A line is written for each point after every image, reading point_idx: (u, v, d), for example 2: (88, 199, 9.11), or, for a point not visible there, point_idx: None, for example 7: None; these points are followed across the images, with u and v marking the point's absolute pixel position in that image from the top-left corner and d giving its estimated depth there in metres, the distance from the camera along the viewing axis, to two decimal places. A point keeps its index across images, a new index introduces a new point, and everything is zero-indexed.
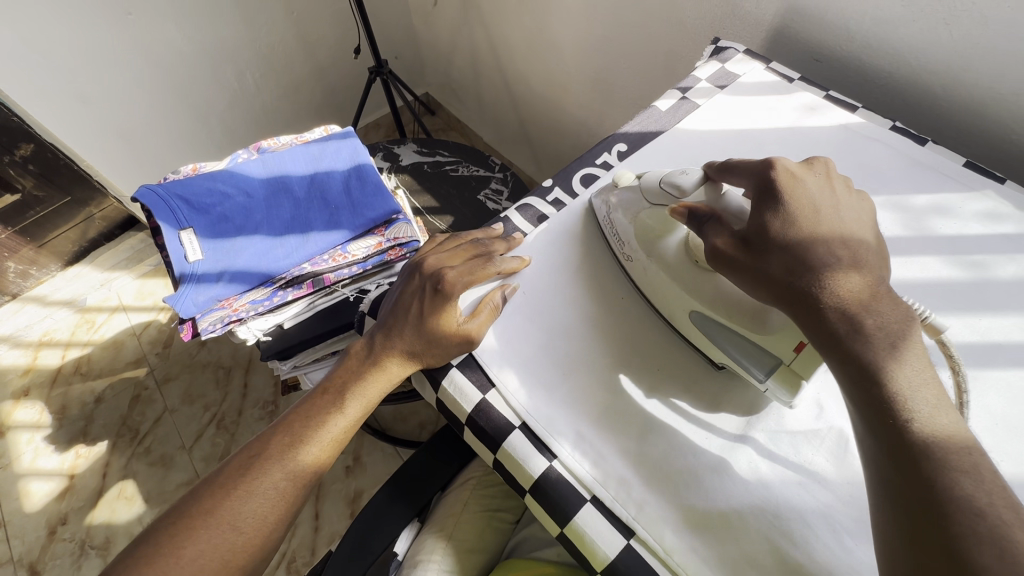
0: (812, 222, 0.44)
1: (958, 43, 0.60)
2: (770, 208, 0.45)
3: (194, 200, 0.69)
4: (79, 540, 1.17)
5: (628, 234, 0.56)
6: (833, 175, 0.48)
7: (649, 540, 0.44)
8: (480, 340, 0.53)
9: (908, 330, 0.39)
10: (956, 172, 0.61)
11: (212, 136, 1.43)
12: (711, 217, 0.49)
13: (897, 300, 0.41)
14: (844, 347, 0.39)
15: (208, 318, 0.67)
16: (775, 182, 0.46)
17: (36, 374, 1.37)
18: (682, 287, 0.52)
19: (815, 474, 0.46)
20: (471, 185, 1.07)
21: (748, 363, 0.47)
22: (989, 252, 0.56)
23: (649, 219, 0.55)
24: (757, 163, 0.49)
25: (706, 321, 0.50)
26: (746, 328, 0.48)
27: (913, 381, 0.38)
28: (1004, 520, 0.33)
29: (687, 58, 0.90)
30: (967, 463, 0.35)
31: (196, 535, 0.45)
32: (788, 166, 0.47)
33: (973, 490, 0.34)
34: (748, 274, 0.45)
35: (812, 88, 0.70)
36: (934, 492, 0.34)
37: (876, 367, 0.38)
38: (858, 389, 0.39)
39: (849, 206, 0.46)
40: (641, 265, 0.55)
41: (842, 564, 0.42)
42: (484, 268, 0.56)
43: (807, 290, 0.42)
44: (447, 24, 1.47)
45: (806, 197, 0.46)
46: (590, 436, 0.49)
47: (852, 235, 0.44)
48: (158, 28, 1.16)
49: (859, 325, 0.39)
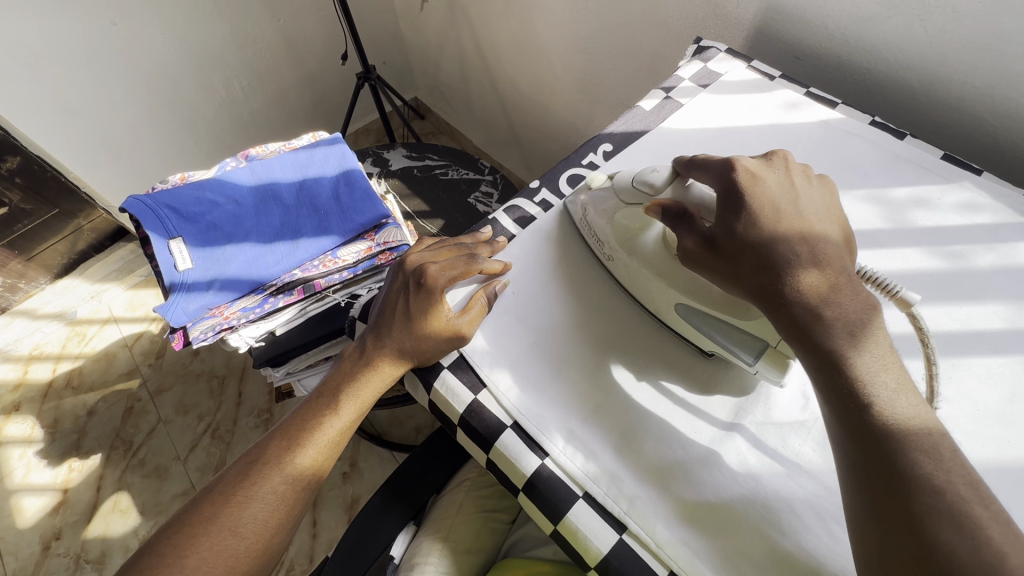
0: (775, 217, 0.45)
1: (933, 38, 0.61)
2: (733, 209, 0.45)
3: (183, 209, 0.70)
4: (73, 555, 1.16)
5: (605, 234, 0.57)
6: (792, 168, 0.49)
7: (642, 534, 0.44)
8: (469, 337, 0.54)
9: (869, 317, 0.40)
10: (934, 164, 0.62)
11: (200, 144, 1.43)
12: (683, 214, 0.49)
13: (859, 289, 0.42)
14: (808, 335, 0.41)
15: (198, 327, 0.67)
16: (737, 182, 0.46)
17: (26, 389, 1.36)
18: (663, 280, 0.52)
19: (803, 466, 0.46)
20: (461, 189, 1.07)
21: (734, 346, 0.48)
22: (968, 243, 0.57)
23: (626, 219, 0.55)
24: (718, 163, 0.49)
25: (692, 312, 0.51)
26: (730, 314, 0.49)
27: (872, 367, 0.39)
28: (962, 496, 0.34)
29: (671, 58, 0.91)
30: (926, 443, 0.36)
31: (199, 543, 0.45)
32: (748, 164, 0.47)
33: (931, 468, 0.35)
34: (719, 275, 0.46)
35: (793, 86, 0.71)
36: (893, 469, 0.36)
37: (837, 354, 0.39)
38: (824, 376, 0.40)
39: (809, 199, 0.47)
40: (621, 263, 0.56)
41: (829, 553, 0.42)
42: (467, 264, 0.56)
43: (772, 280, 0.42)
44: (434, 28, 1.48)
45: (768, 194, 0.46)
46: (579, 432, 0.49)
47: (813, 231, 0.44)
48: (145, 38, 1.17)
49: (819, 313, 0.41)
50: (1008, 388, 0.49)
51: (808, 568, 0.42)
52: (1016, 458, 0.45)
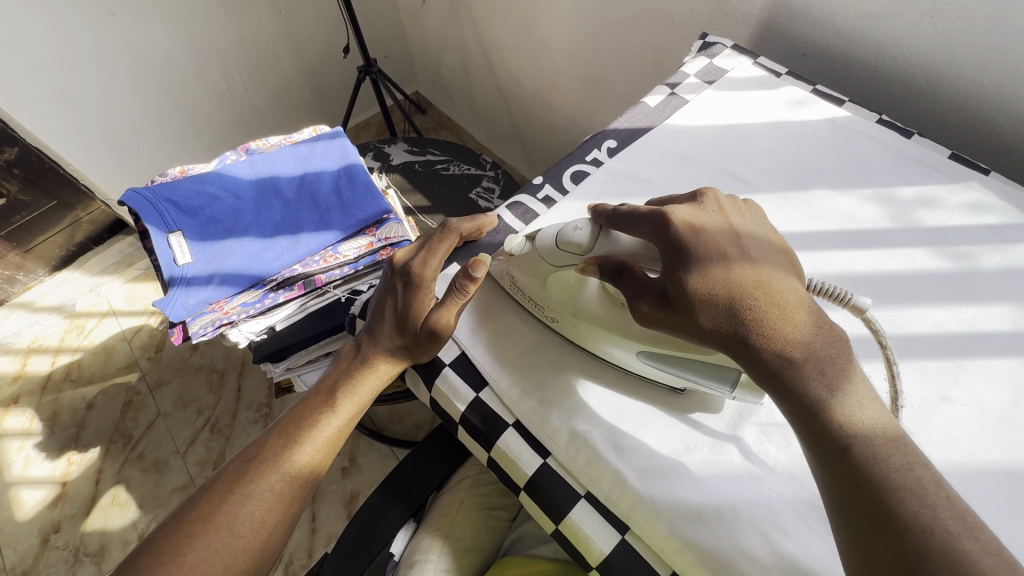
0: (726, 261, 0.42)
1: (943, 36, 0.61)
2: (683, 264, 0.42)
3: (182, 203, 0.69)
4: (72, 548, 1.16)
5: (543, 298, 0.53)
6: (725, 207, 0.47)
7: (643, 536, 0.45)
8: (450, 327, 0.52)
9: (837, 352, 0.39)
10: (942, 164, 0.61)
11: (200, 137, 1.42)
12: (622, 268, 0.46)
13: (821, 320, 0.40)
14: (780, 381, 0.39)
15: (198, 322, 0.66)
16: (676, 237, 0.43)
17: (25, 381, 1.35)
18: (616, 333, 0.50)
19: (809, 465, 0.46)
20: (462, 184, 1.07)
21: (711, 381, 0.47)
22: (975, 244, 0.57)
23: (560, 280, 0.51)
24: (647, 214, 0.46)
25: (655, 358, 0.49)
26: (688, 352, 0.46)
27: (847, 405, 0.37)
28: (950, 531, 0.33)
29: (676, 53, 0.90)
30: (909, 480, 0.35)
31: (195, 542, 0.45)
32: (682, 214, 0.45)
33: (917, 507, 0.34)
34: (682, 330, 0.42)
35: (800, 83, 0.70)
36: (878, 508, 0.34)
37: (809, 396, 0.38)
38: (800, 421, 0.38)
39: (750, 234, 0.45)
40: (568, 324, 0.52)
41: (830, 555, 0.42)
42: (445, 240, 0.56)
43: (736, 328, 0.40)
44: (436, 22, 1.46)
45: (711, 240, 0.43)
46: (583, 433, 0.49)
47: (765, 264, 0.43)
48: (147, 29, 1.16)
49: (789, 354, 0.39)
50: (1014, 390, 0.48)
51: (808, 570, 0.42)
52: (1021, 460, 0.45)
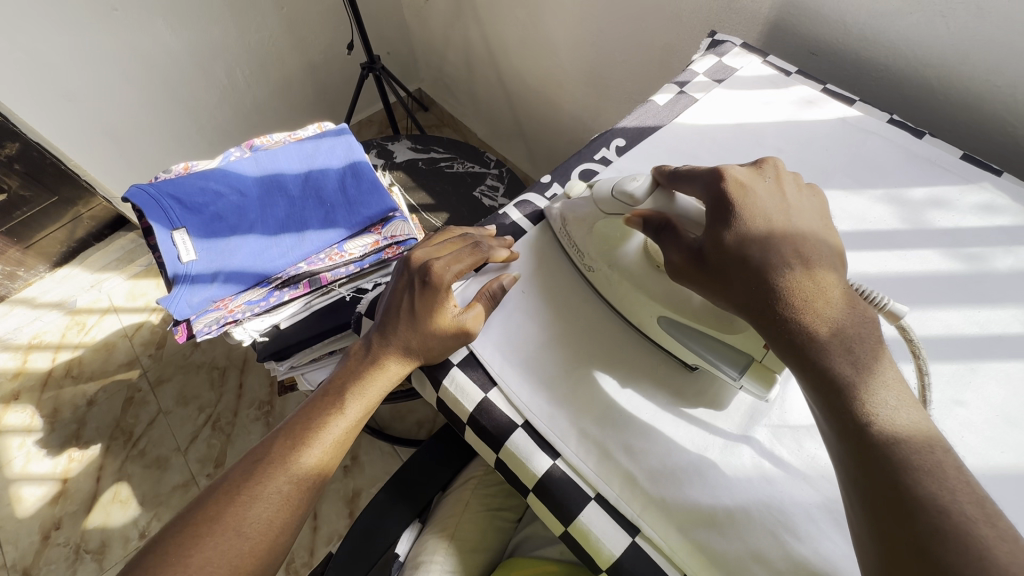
0: (768, 226, 0.44)
1: (955, 34, 0.60)
2: (723, 220, 0.44)
3: (186, 200, 0.68)
4: (73, 545, 1.16)
5: (586, 246, 0.55)
6: (783, 176, 0.48)
7: (655, 538, 0.45)
8: (474, 333, 0.53)
9: (865, 332, 0.39)
10: (953, 164, 0.61)
11: (201, 132, 1.41)
12: (665, 225, 0.47)
13: (855, 301, 0.40)
14: (802, 354, 0.39)
15: (203, 319, 0.65)
16: (725, 192, 0.45)
17: (26, 378, 1.35)
18: (646, 295, 0.51)
19: (821, 470, 0.45)
20: (467, 182, 1.06)
21: (718, 360, 0.47)
22: (988, 245, 0.56)
23: (607, 229, 0.54)
24: (706, 172, 0.48)
25: (675, 326, 0.50)
26: (716, 330, 0.48)
27: (871, 382, 0.37)
28: (968, 515, 0.32)
29: (683, 53, 0.90)
30: (928, 462, 0.34)
31: (202, 543, 0.44)
32: (737, 174, 0.47)
33: (936, 489, 0.33)
34: (709, 287, 0.44)
35: (810, 82, 0.69)
36: (894, 491, 0.34)
37: (830, 372, 0.38)
38: (815, 392, 0.38)
39: (801, 206, 0.46)
40: (602, 275, 0.54)
41: (844, 559, 0.41)
42: (474, 254, 0.55)
43: (762, 293, 0.41)
44: (440, 19, 1.46)
45: (758, 205, 0.45)
46: (595, 433, 0.49)
47: (807, 236, 0.44)
48: (149, 24, 1.15)
49: (815, 331, 0.39)
50: None
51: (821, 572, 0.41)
52: None
